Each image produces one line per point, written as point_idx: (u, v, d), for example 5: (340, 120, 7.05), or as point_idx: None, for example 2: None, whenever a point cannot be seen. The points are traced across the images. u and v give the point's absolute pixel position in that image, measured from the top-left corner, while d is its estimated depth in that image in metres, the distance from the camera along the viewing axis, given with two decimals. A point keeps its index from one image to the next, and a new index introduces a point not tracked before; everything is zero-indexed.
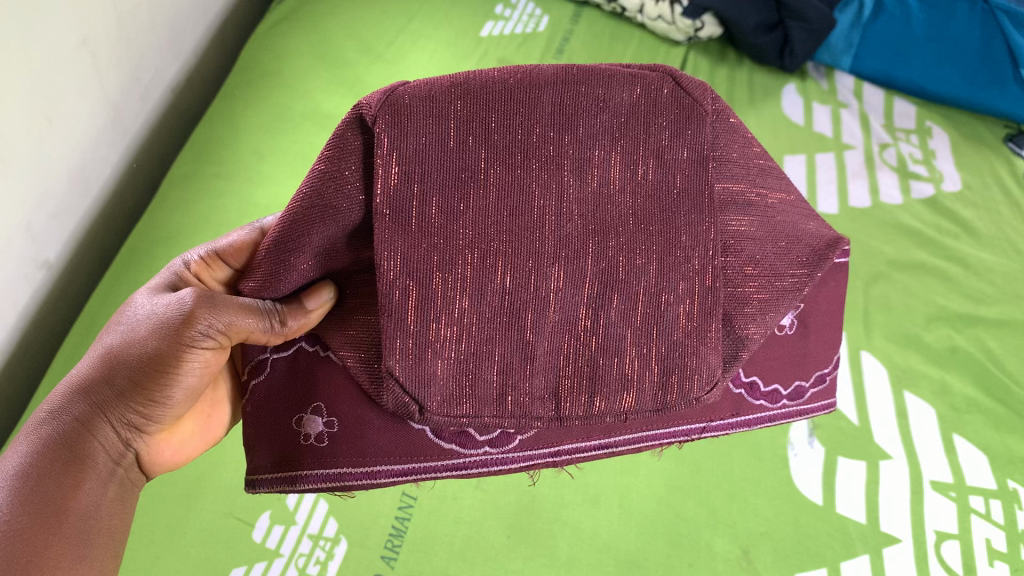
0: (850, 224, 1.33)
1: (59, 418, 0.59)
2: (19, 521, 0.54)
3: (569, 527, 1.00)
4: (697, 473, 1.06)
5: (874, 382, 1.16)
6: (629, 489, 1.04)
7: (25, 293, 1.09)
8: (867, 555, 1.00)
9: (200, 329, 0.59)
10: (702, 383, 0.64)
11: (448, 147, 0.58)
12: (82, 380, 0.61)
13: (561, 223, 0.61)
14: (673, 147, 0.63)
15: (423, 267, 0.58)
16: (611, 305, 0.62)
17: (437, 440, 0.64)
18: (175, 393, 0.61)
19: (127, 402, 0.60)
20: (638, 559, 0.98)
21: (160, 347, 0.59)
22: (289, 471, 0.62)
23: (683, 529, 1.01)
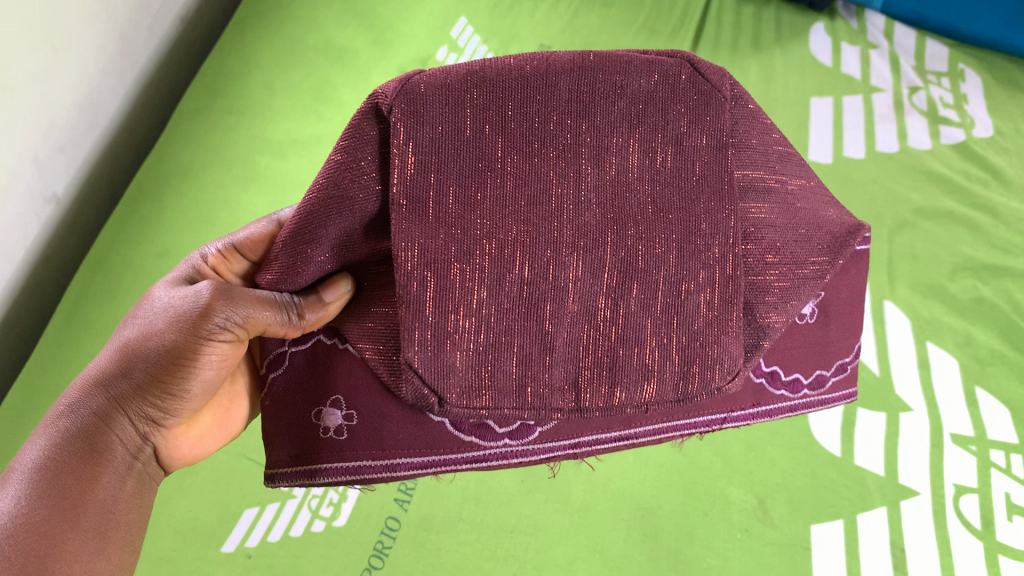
0: (876, 169, 1.32)
1: (77, 412, 0.59)
2: (36, 514, 0.53)
3: (584, 472, 1.02)
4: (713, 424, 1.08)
5: (897, 332, 1.17)
6: None
7: (34, 228, 1.10)
8: (884, 507, 1.01)
9: (219, 321, 0.58)
10: (723, 371, 0.63)
11: (465, 135, 0.58)
12: (99, 373, 0.60)
13: (578, 214, 0.60)
14: (692, 134, 0.62)
15: (441, 258, 0.58)
16: (631, 293, 0.61)
17: (456, 433, 0.62)
18: (194, 386, 0.60)
19: (144, 396, 0.59)
20: (652, 506, 0.99)
21: (178, 340, 0.58)
22: (308, 465, 0.61)
23: (700, 478, 1.02)
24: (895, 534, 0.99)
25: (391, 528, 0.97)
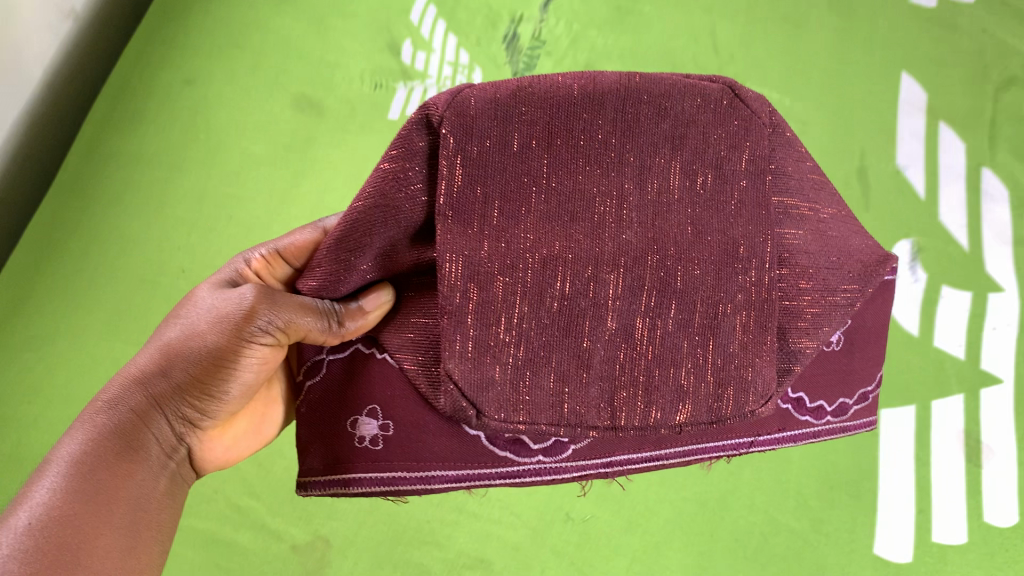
0: (986, 16, 1.31)
1: (115, 406, 0.58)
2: (69, 506, 0.52)
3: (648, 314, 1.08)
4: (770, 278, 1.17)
5: (992, 209, 1.22)
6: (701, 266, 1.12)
7: (52, 45, 1.14)
8: (961, 395, 1.13)
9: (261, 324, 0.58)
10: (755, 395, 0.63)
11: (513, 149, 0.58)
12: (139, 371, 0.59)
13: (621, 234, 0.61)
14: (732, 157, 0.63)
15: (484, 270, 0.58)
16: (669, 313, 0.62)
17: (492, 448, 0.63)
18: (231, 389, 0.61)
19: (184, 397, 0.59)
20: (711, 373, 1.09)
21: (220, 341, 0.59)
22: (342, 473, 0.62)
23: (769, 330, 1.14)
24: (970, 423, 1.12)
25: None
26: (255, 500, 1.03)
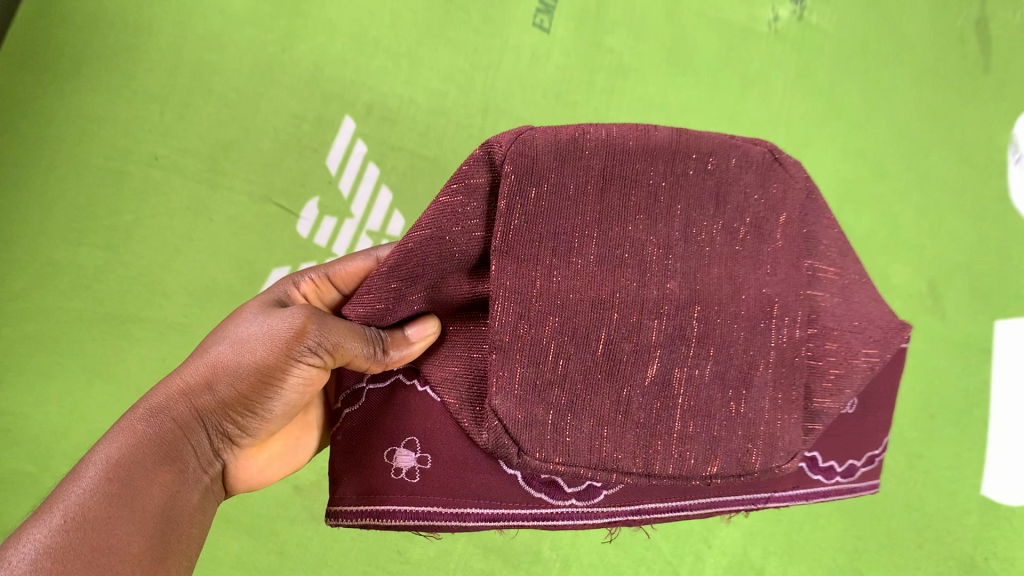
0: None
1: (156, 416, 0.57)
2: (102, 507, 0.51)
3: None
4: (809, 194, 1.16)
5: None
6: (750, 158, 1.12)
7: None
8: None
9: (312, 339, 0.58)
10: (777, 451, 0.65)
11: (571, 198, 0.58)
12: (184, 383, 0.59)
13: (669, 281, 0.61)
14: (770, 218, 0.64)
15: (535, 313, 0.58)
16: (707, 367, 0.62)
17: (528, 488, 0.64)
18: (271, 403, 0.60)
19: (227, 411, 0.59)
20: None
21: (268, 354, 0.58)
22: (376, 505, 0.63)
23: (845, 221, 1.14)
24: None
25: None
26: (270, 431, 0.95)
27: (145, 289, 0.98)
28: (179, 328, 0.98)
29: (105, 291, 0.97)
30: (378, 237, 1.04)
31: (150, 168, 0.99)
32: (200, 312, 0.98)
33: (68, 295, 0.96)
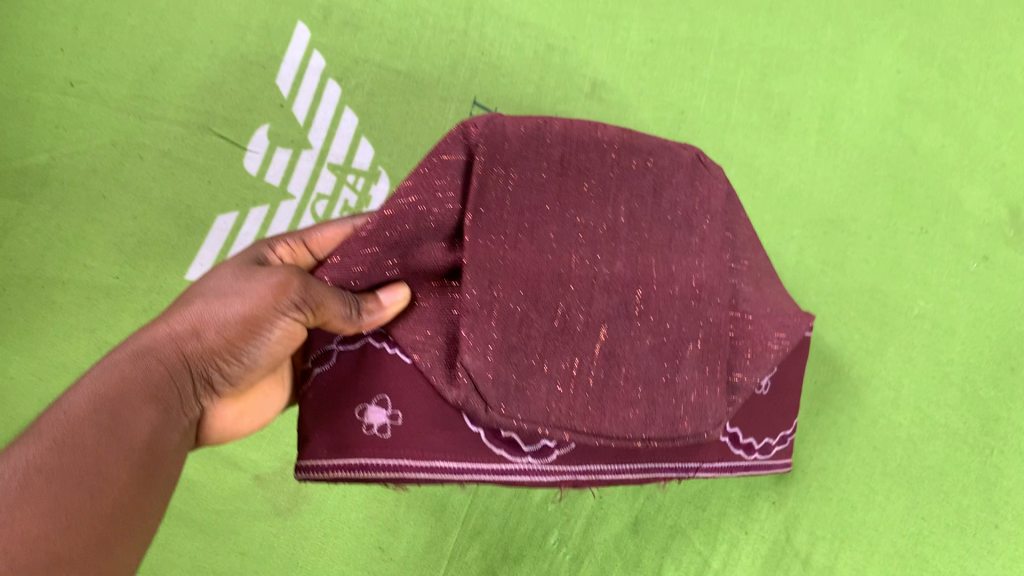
0: None
1: (133, 356, 0.40)
2: (93, 441, 0.36)
3: (866, 63, 0.74)
4: (955, 68, 0.74)
5: None
6: (863, 31, 0.75)
7: None
8: None
9: (308, 291, 0.41)
10: (709, 416, 0.48)
11: (527, 174, 0.42)
12: (163, 323, 0.42)
13: (609, 263, 0.45)
14: (714, 218, 0.49)
15: (495, 268, 0.42)
16: (646, 342, 0.46)
17: (488, 440, 0.46)
18: (266, 356, 0.43)
19: (211, 363, 0.41)
20: (969, 126, 0.73)
21: (260, 302, 0.41)
22: (352, 456, 0.44)
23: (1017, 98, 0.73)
24: None
25: None
26: None
27: (64, 250, 0.69)
28: (92, 302, 0.69)
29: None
30: (343, 174, 0.72)
31: (65, 97, 0.71)
32: (137, 272, 0.69)
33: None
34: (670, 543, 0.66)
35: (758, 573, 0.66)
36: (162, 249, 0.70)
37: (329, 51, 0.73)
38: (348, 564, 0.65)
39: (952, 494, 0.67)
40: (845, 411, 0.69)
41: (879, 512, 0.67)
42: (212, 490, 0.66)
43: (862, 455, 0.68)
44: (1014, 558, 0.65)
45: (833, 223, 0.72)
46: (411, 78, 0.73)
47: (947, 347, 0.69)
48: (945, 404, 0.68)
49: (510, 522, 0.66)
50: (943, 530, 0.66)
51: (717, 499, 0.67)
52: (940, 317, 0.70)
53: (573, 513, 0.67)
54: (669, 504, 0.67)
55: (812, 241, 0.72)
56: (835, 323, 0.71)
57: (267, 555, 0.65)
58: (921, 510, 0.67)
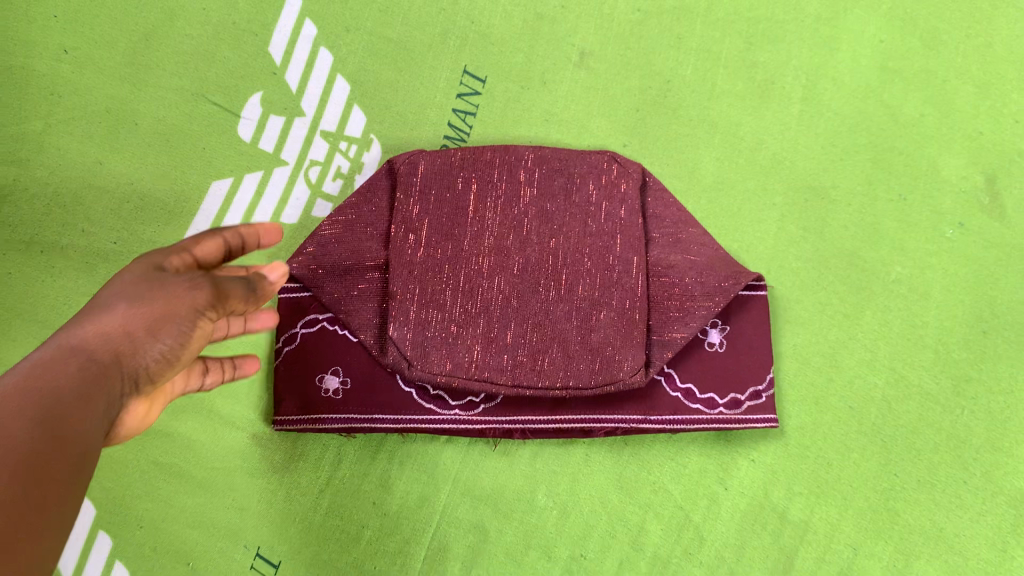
0: None
1: (63, 354, 0.43)
2: (27, 437, 0.38)
3: (847, 33, 0.76)
4: (934, 39, 0.76)
5: None
6: (843, 3, 0.77)
7: None
8: None
9: (218, 290, 0.47)
10: (610, 363, 0.66)
11: (445, 198, 0.68)
12: (87, 326, 0.45)
13: (518, 255, 0.67)
14: (609, 208, 0.69)
15: (416, 264, 0.67)
16: (553, 311, 0.66)
17: (420, 395, 0.67)
18: (184, 352, 0.47)
19: (137, 361, 0.45)
20: (947, 96, 0.75)
21: (177, 301, 0.46)
22: (313, 413, 0.67)
23: (992, 70, 0.76)
24: None
25: (457, 139, 0.74)
26: None
27: (62, 215, 0.70)
28: (91, 266, 0.70)
29: None
30: (335, 141, 0.73)
31: (60, 64, 0.72)
32: (134, 237, 0.70)
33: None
34: (653, 498, 0.69)
35: (737, 527, 0.69)
36: (160, 214, 0.71)
37: (321, 20, 0.74)
38: (344, 518, 0.68)
39: (923, 450, 0.70)
40: (823, 371, 0.71)
41: (853, 468, 0.70)
42: (210, 448, 0.68)
43: (839, 414, 0.70)
44: (979, 510, 0.69)
45: (814, 190, 0.73)
46: (401, 46, 0.75)
47: (922, 312, 0.72)
48: (918, 365, 0.71)
49: (498, 479, 0.69)
50: (914, 485, 0.69)
51: (697, 457, 0.69)
52: (915, 282, 0.72)
53: (559, 470, 0.69)
54: (652, 461, 0.69)
55: (793, 209, 0.73)
56: (814, 286, 0.72)
57: (265, 511, 0.68)
58: (893, 466, 0.70)
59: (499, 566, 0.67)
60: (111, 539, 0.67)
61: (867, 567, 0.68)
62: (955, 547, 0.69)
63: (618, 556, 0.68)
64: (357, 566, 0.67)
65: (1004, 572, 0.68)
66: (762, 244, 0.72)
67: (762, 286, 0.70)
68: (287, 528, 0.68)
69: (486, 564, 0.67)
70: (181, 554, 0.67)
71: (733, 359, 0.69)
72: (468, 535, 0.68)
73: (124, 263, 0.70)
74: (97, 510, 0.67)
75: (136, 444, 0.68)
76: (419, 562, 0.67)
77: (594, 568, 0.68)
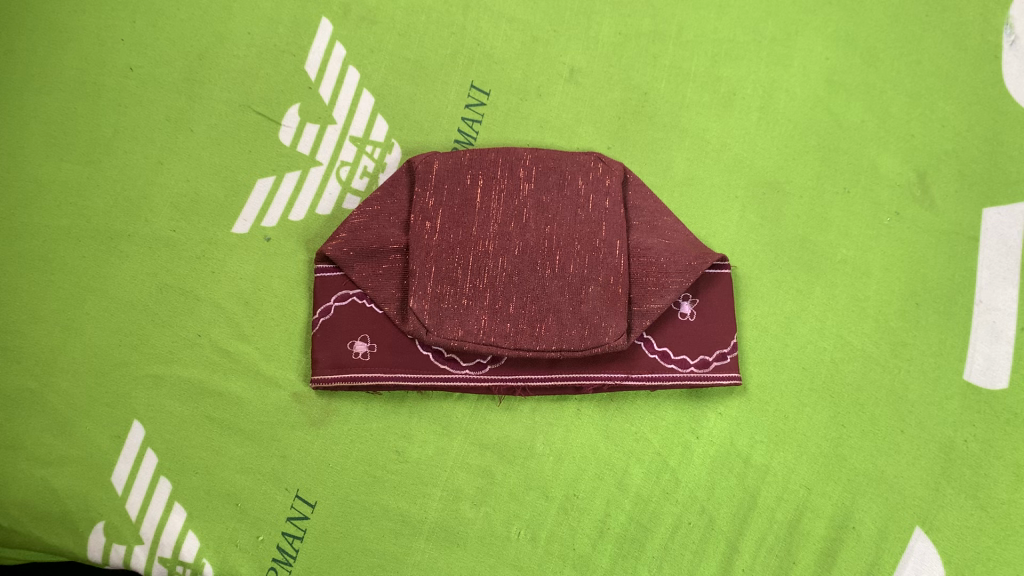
0: None
1: None
2: None
3: (798, 52, 0.90)
4: (871, 59, 0.90)
5: None
6: (794, 27, 0.90)
7: None
8: None
9: None
10: (597, 329, 0.78)
11: (456, 191, 0.81)
12: None
13: (519, 239, 0.79)
14: (596, 200, 0.81)
15: (432, 246, 0.79)
16: (549, 285, 0.78)
17: (435, 357, 0.79)
18: None
19: None
20: (883, 105, 0.88)
21: None
22: (345, 372, 0.79)
23: (919, 86, 0.89)
24: None
25: (465, 142, 0.86)
26: (246, 345, 0.80)
27: (128, 207, 0.82)
28: (153, 251, 0.82)
29: (67, 217, 0.82)
30: (362, 146, 0.85)
31: (126, 80, 0.85)
32: (190, 226, 0.82)
33: (57, 213, 0.82)
34: (635, 446, 0.80)
35: (708, 470, 0.80)
36: (212, 207, 0.83)
37: (349, 43, 0.87)
38: (370, 464, 0.79)
39: (866, 405, 0.82)
40: (779, 338, 0.83)
41: (807, 420, 0.81)
42: (256, 405, 0.79)
43: (794, 374, 0.82)
44: (915, 455, 0.81)
45: (770, 185, 0.86)
46: (418, 65, 0.87)
47: (864, 287, 0.84)
48: (862, 332, 0.83)
49: (503, 431, 0.80)
50: (860, 435, 0.81)
51: (672, 411, 0.81)
52: (859, 262, 0.84)
53: (555, 422, 0.80)
54: (634, 415, 0.81)
55: (752, 201, 0.86)
56: (771, 266, 0.84)
57: (303, 459, 0.79)
58: (842, 418, 0.81)
59: (504, 504, 0.79)
60: (170, 483, 0.78)
61: (819, 504, 0.80)
62: (894, 486, 0.80)
63: (605, 495, 0.79)
64: (382, 505, 0.79)
65: (937, 507, 0.80)
66: (726, 231, 0.85)
67: (726, 265, 0.82)
68: (322, 473, 0.79)
69: (493, 502, 0.79)
70: (230, 495, 0.78)
71: (702, 326, 0.81)
72: (477, 479, 0.79)
73: (182, 248, 0.82)
74: (159, 458, 0.78)
75: (193, 402, 0.79)
76: (435, 502, 0.79)
77: (585, 506, 0.79)
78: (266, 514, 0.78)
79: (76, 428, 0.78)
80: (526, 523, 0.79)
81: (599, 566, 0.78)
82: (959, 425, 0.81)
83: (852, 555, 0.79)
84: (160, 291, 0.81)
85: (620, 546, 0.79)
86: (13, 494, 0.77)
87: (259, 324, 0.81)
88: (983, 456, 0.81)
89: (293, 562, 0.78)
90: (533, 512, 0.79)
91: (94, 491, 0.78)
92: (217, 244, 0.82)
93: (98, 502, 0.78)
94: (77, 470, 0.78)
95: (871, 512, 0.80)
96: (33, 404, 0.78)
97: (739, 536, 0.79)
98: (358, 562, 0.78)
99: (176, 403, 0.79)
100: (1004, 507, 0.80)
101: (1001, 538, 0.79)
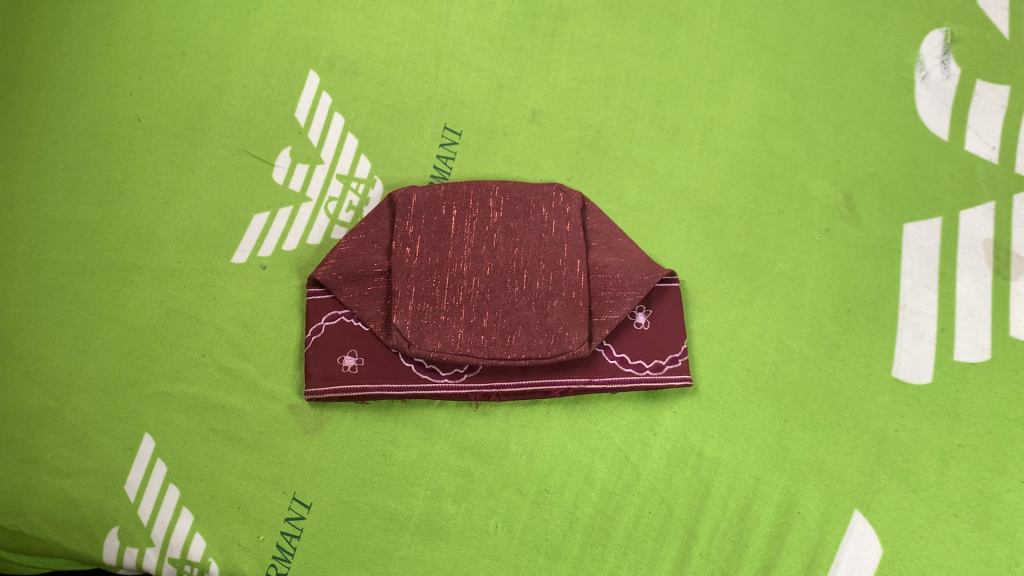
0: None
1: None
2: None
3: (734, 91, 1.01)
4: (798, 96, 1.01)
5: None
6: (730, 70, 1.02)
7: None
8: None
9: None
10: (561, 339, 0.87)
11: (433, 220, 0.90)
12: None
13: (489, 261, 0.89)
14: (557, 225, 0.91)
15: (412, 269, 0.89)
16: (517, 301, 0.88)
17: (417, 369, 0.88)
18: None
19: None
20: (810, 136, 0.99)
21: None
22: (335, 384, 0.87)
23: (843, 119, 1.00)
24: None
25: (439, 176, 0.96)
26: (246, 362, 0.89)
27: (138, 242, 0.91)
28: (161, 280, 0.91)
29: (82, 252, 0.91)
30: (348, 182, 0.95)
31: (135, 130, 0.95)
32: (194, 257, 0.91)
33: (74, 250, 0.91)
34: (599, 444, 0.89)
35: (665, 464, 0.89)
36: (213, 240, 0.92)
37: (334, 93, 0.98)
38: (360, 468, 0.87)
39: (807, 401, 0.91)
40: (726, 343, 0.92)
41: (754, 416, 0.90)
42: (256, 416, 0.88)
43: (740, 375, 0.91)
44: (852, 445, 0.89)
45: (713, 208, 0.96)
46: (396, 110, 0.98)
47: (800, 296, 0.94)
48: (799, 336, 0.93)
49: (479, 433, 0.89)
50: (802, 428, 0.90)
51: (631, 411, 0.90)
52: (794, 274, 0.95)
53: (527, 424, 0.89)
54: (598, 416, 0.90)
55: (697, 223, 0.96)
56: (716, 280, 0.94)
57: (299, 464, 0.87)
58: (784, 414, 0.90)
59: (482, 500, 0.87)
60: (179, 489, 0.86)
61: (767, 492, 0.88)
62: (834, 474, 0.88)
63: (574, 490, 0.88)
64: (372, 504, 0.86)
65: (874, 492, 0.88)
66: (675, 250, 0.95)
67: (675, 280, 0.93)
68: (316, 476, 0.87)
69: (472, 499, 0.87)
70: (233, 499, 0.86)
71: (655, 334, 0.91)
72: (457, 478, 0.87)
73: (186, 277, 0.91)
74: (168, 467, 0.86)
75: (199, 415, 0.88)
76: (420, 500, 0.87)
77: (555, 500, 0.87)
78: (266, 516, 0.86)
79: (92, 441, 0.86)
80: (502, 517, 0.87)
81: (569, 554, 0.86)
82: (891, 416, 0.90)
83: (798, 538, 0.87)
84: (167, 317, 0.90)
85: (588, 535, 0.87)
86: (37, 503, 0.84)
87: (258, 344, 0.90)
88: (913, 445, 0.89)
89: (291, 559, 0.85)
90: (509, 506, 0.87)
91: (109, 498, 0.85)
92: (218, 273, 0.91)
93: (113, 509, 0.85)
94: (93, 480, 0.85)
95: (815, 498, 0.88)
96: (54, 421, 0.86)
97: (696, 522, 0.87)
98: (350, 556, 0.85)
99: (183, 416, 0.88)
100: (932, 489, 0.88)
101: (932, 518, 0.87)
